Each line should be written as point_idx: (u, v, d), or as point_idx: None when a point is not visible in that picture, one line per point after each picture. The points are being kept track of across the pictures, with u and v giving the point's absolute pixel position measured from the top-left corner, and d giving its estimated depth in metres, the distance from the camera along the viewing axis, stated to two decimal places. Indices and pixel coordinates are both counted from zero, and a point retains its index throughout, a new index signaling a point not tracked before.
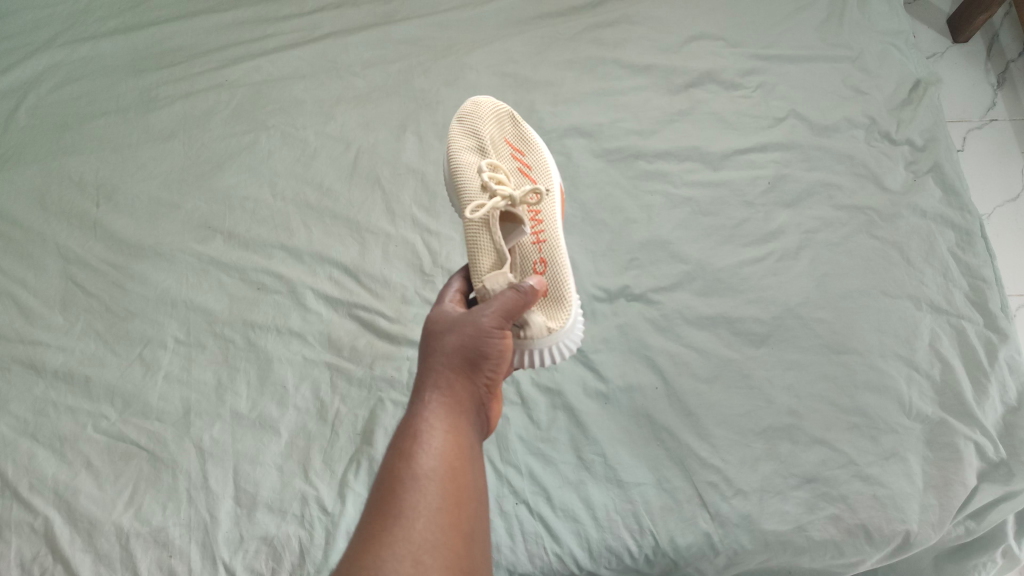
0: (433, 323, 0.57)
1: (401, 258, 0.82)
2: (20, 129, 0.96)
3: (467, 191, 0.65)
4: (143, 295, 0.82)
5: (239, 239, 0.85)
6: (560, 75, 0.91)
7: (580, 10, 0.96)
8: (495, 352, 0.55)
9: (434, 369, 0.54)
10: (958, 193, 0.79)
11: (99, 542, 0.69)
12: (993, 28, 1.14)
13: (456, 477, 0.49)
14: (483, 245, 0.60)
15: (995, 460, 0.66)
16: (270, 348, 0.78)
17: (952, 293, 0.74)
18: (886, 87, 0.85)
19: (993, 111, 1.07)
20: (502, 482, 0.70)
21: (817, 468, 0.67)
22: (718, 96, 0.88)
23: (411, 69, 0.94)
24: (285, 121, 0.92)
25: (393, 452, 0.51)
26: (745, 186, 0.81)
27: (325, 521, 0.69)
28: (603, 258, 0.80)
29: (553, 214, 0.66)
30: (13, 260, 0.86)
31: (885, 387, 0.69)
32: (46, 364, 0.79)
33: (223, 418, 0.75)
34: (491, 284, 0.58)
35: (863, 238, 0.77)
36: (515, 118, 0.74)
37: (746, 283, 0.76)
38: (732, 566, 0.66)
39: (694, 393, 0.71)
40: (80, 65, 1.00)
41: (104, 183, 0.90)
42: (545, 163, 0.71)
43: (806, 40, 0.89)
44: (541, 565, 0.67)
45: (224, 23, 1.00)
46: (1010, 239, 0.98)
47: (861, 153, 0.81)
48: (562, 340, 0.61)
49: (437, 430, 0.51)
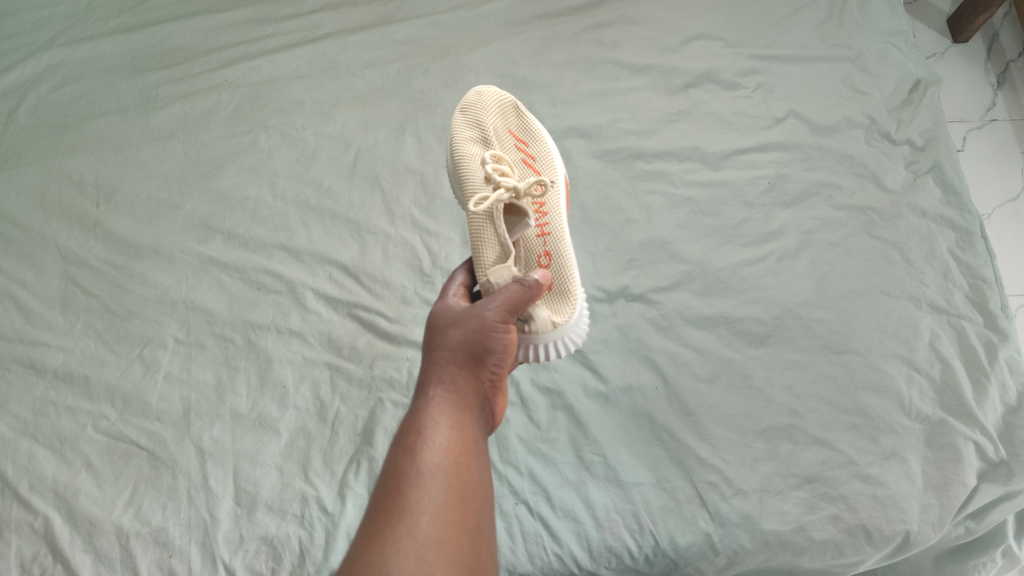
0: (437, 317, 0.57)
1: (401, 258, 0.82)
2: (19, 129, 0.96)
3: (470, 183, 0.65)
4: (143, 295, 0.82)
5: (239, 239, 0.85)
6: (559, 75, 0.91)
7: (579, 10, 0.96)
8: (500, 346, 0.55)
9: (438, 364, 0.55)
10: (958, 193, 0.79)
11: (99, 542, 0.69)
12: (992, 28, 1.14)
13: (461, 472, 0.49)
14: (487, 237, 0.61)
15: (996, 460, 0.66)
16: (270, 348, 0.78)
17: (952, 293, 0.74)
18: (885, 88, 0.85)
19: (993, 111, 1.07)
20: (502, 482, 0.70)
21: (817, 468, 0.67)
22: (717, 96, 0.88)
23: (411, 69, 0.94)
24: (285, 121, 0.92)
25: (397, 449, 0.51)
26: (745, 186, 0.81)
27: (325, 521, 0.69)
28: (602, 258, 0.80)
29: (558, 207, 0.66)
30: (13, 259, 0.86)
31: (884, 387, 0.69)
32: (47, 364, 0.79)
33: (224, 418, 0.75)
34: (496, 278, 0.59)
35: (863, 238, 0.77)
36: (519, 108, 0.73)
37: (745, 283, 0.76)
38: (731, 567, 0.66)
39: (694, 393, 0.71)
40: (80, 65, 1.00)
41: (105, 183, 0.90)
42: (549, 154, 0.70)
43: (805, 40, 0.89)
44: (541, 565, 0.67)
45: (224, 23, 1.00)
46: (1010, 239, 0.98)
47: (861, 153, 0.81)
48: (567, 334, 0.61)
49: (441, 425, 0.51)
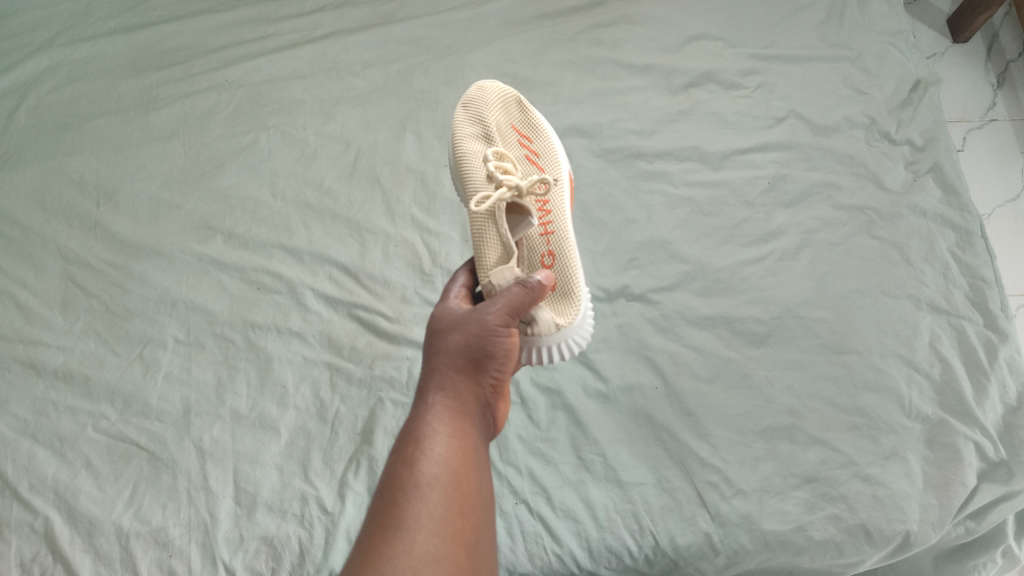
0: (438, 321, 0.57)
1: (401, 258, 0.82)
2: (19, 129, 0.96)
3: (472, 181, 0.65)
4: (143, 295, 0.82)
5: (240, 239, 0.85)
6: (560, 75, 0.91)
7: (579, 10, 0.96)
8: (501, 351, 0.55)
9: (438, 370, 0.55)
10: (958, 193, 0.79)
11: (99, 542, 0.69)
12: (993, 28, 1.14)
13: (460, 483, 0.49)
14: (489, 238, 0.61)
15: (996, 460, 0.66)
16: (270, 348, 0.78)
17: (952, 293, 0.74)
18: (885, 88, 0.85)
19: (993, 111, 1.07)
20: (502, 483, 0.70)
21: (816, 468, 0.67)
22: (717, 96, 0.88)
23: (411, 69, 0.94)
24: (286, 121, 0.92)
25: (396, 458, 0.51)
26: (745, 185, 0.81)
27: (325, 521, 0.69)
28: (602, 257, 0.80)
29: (562, 205, 0.66)
30: (13, 260, 0.86)
31: (884, 387, 0.69)
32: (47, 364, 0.79)
33: (224, 418, 0.75)
34: (498, 279, 0.59)
35: (863, 238, 0.77)
36: (522, 102, 0.73)
37: (745, 283, 0.76)
38: (731, 566, 0.66)
39: (694, 393, 0.71)
40: (81, 65, 1.00)
41: (105, 183, 0.90)
42: (553, 149, 0.70)
43: (805, 40, 0.89)
44: (541, 565, 0.67)
45: (225, 23, 1.00)
46: (1010, 239, 0.98)
47: (861, 153, 0.81)
48: (571, 335, 0.61)
49: (441, 434, 0.51)
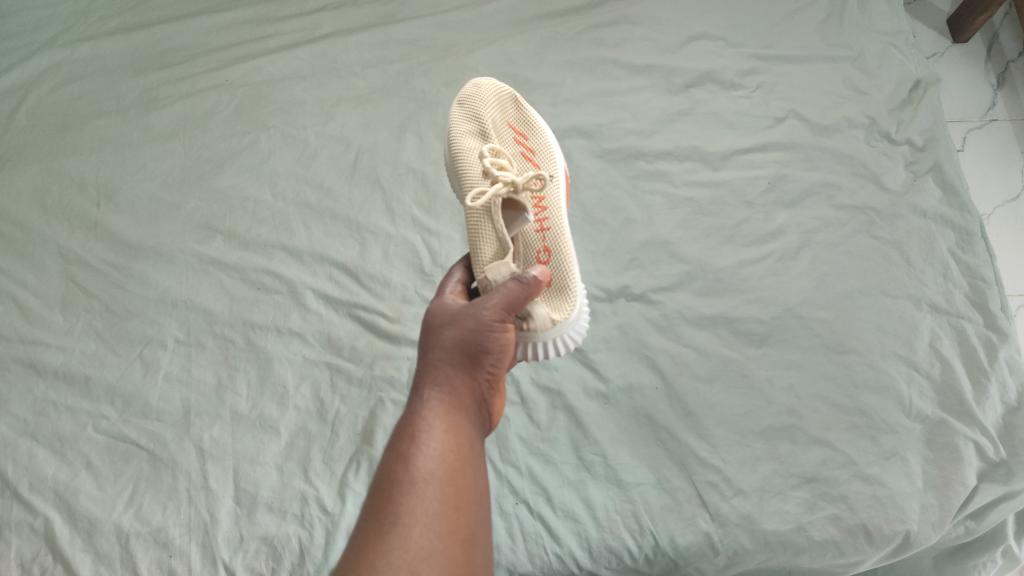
0: (433, 316, 0.57)
1: (401, 258, 0.82)
2: (19, 129, 0.96)
3: (468, 178, 0.65)
4: (143, 295, 0.82)
5: (240, 239, 0.85)
6: (560, 75, 0.91)
7: (579, 10, 0.96)
8: (496, 346, 0.55)
9: (433, 365, 0.55)
10: (958, 193, 0.79)
11: (99, 542, 0.69)
12: (992, 28, 1.14)
13: (455, 479, 0.49)
14: (485, 234, 0.61)
15: (996, 460, 0.66)
16: (270, 348, 0.78)
17: (952, 293, 0.74)
18: (885, 88, 0.85)
19: (993, 111, 1.07)
20: (501, 482, 0.70)
21: (817, 468, 0.67)
22: (717, 96, 0.88)
23: (411, 69, 0.94)
24: (285, 121, 0.92)
25: (392, 454, 0.51)
26: (745, 186, 0.81)
27: (325, 521, 0.69)
28: (602, 257, 0.80)
29: (558, 201, 0.66)
30: (13, 260, 0.86)
31: (884, 387, 0.69)
32: (47, 364, 0.79)
33: (224, 418, 0.75)
34: (494, 275, 0.59)
35: (863, 238, 0.77)
36: (518, 100, 0.73)
37: (745, 283, 0.76)
38: (731, 566, 0.66)
39: (694, 393, 0.71)
40: (81, 65, 1.00)
41: (105, 183, 0.90)
42: (548, 146, 0.70)
43: (805, 40, 0.89)
44: (541, 565, 0.67)
45: (225, 23, 1.00)
46: (1010, 239, 0.98)
47: (861, 154, 0.81)
48: (566, 331, 0.61)
49: (436, 430, 0.51)
